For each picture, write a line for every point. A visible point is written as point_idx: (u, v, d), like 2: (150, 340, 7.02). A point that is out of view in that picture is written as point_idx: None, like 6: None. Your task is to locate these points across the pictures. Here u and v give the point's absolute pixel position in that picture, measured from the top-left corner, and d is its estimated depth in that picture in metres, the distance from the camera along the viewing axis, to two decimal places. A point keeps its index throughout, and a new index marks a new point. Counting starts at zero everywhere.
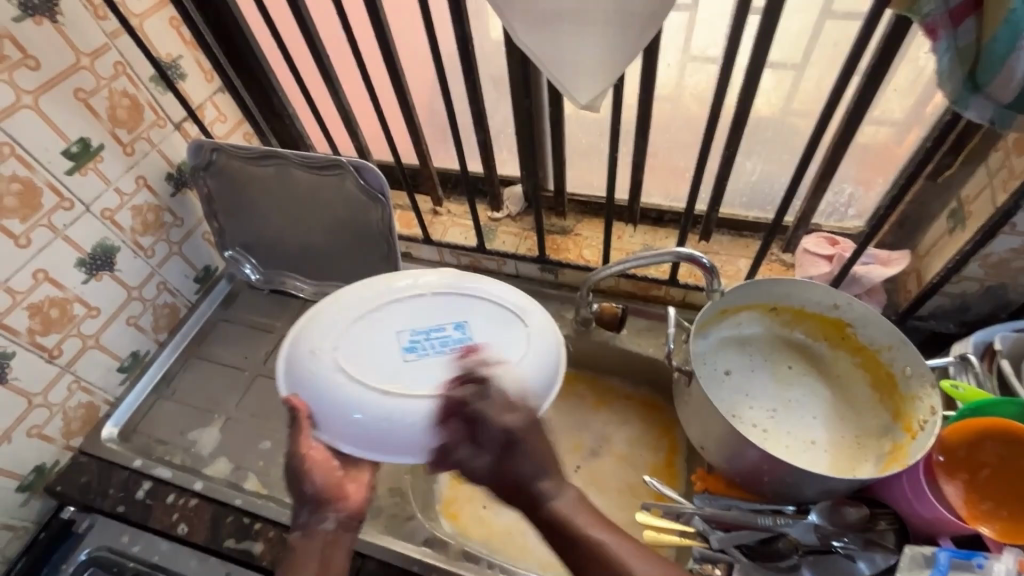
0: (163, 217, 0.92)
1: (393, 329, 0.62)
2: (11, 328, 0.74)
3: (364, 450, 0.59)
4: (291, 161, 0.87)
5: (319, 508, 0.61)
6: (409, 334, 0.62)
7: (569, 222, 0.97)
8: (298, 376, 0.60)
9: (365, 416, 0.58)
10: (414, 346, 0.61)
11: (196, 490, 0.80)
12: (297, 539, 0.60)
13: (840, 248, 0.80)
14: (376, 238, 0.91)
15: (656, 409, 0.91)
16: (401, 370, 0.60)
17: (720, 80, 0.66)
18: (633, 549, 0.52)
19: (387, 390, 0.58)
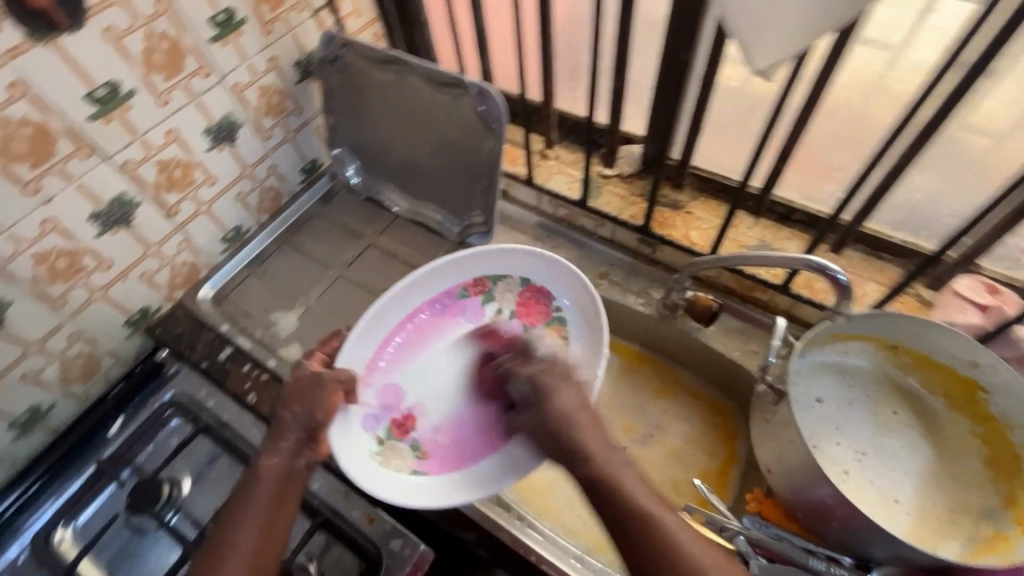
0: (285, 102, 0.94)
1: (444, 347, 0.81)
2: (141, 179, 0.79)
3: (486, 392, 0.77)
4: (418, 72, 0.86)
5: (308, 445, 0.64)
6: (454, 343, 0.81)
7: (683, 197, 0.90)
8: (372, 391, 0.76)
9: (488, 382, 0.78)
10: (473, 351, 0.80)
11: (269, 367, 0.86)
12: (265, 469, 0.60)
13: (1001, 300, 0.67)
14: (481, 170, 0.89)
15: (723, 414, 0.86)
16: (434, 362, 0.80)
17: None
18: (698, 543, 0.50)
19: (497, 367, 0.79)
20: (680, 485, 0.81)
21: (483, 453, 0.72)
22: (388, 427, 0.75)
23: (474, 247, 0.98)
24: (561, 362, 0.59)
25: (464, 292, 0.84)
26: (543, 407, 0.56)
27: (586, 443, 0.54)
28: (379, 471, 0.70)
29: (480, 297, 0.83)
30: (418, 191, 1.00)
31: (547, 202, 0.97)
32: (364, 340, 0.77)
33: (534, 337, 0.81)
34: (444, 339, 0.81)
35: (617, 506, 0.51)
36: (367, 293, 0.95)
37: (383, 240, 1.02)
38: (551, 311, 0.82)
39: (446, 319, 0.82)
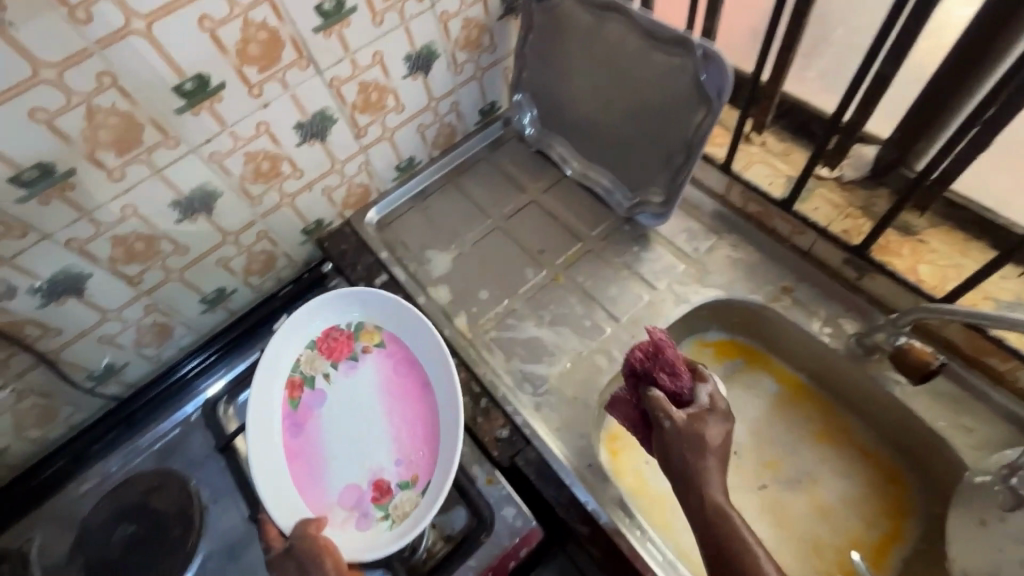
0: (482, 38, 0.90)
1: (325, 427, 0.78)
2: (343, 97, 0.81)
3: (406, 403, 0.78)
4: (640, 26, 0.77)
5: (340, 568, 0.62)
6: (332, 422, 0.78)
7: (920, 222, 0.75)
8: (317, 494, 0.74)
9: (383, 399, 0.79)
10: (347, 404, 0.79)
11: (417, 303, 0.88)
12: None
13: None
14: (676, 144, 0.79)
15: (896, 482, 0.74)
16: (340, 432, 0.77)
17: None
18: None
19: (365, 387, 0.80)
20: (823, 547, 0.71)
21: (436, 442, 0.74)
22: (376, 504, 0.73)
23: (642, 227, 0.90)
24: (720, 414, 0.61)
25: (294, 402, 0.79)
26: (694, 451, 0.59)
27: (709, 484, 0.58)
28: (401, 528, 0.70)
29: (300, 395, 0.79)
30: (593, 154, 0.93)
31: (738, 193, 0.85)
32: (272, 477, 0.73)
33: (363, 349, 0.82)
34: (321, 425, 0.78)
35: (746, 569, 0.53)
36: (521, 250, 0.92)
37: (547, 199, 0.97)
38: (351, 338, 0.82)
39: (307, 424, 0.78)
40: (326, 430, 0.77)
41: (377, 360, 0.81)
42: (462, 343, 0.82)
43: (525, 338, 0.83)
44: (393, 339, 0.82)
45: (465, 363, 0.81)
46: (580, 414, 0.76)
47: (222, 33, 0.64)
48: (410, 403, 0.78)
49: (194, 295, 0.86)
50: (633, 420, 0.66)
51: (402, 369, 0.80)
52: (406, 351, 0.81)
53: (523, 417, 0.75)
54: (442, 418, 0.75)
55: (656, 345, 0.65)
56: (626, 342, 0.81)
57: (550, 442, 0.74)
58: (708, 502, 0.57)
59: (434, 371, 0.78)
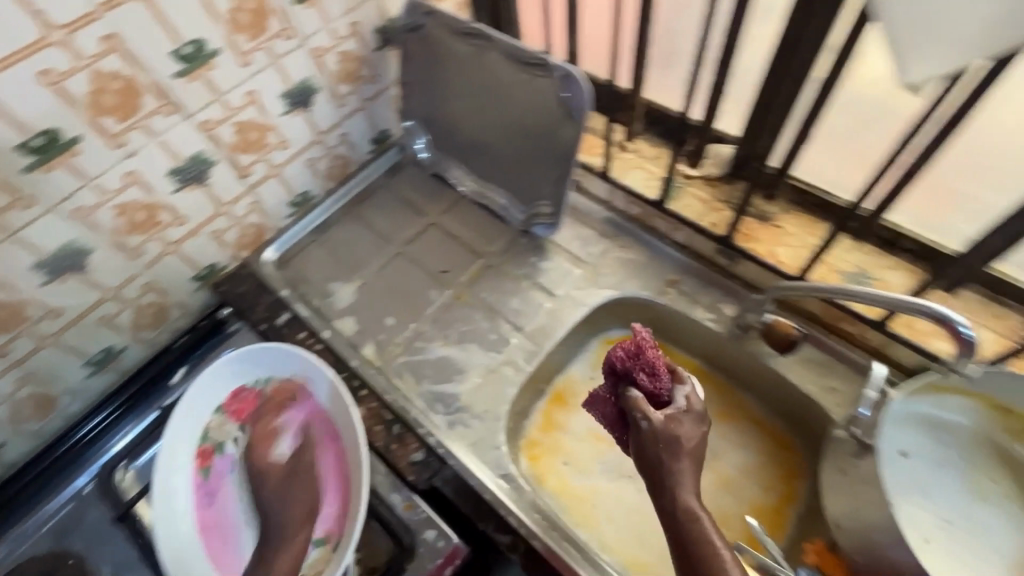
0: (362, 70, 0.92)
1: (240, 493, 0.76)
2: (219, 139, 0.79)
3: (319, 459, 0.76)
4: (503, 51, 0.81)
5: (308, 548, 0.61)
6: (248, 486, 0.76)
7: (774, 209, 0.83)
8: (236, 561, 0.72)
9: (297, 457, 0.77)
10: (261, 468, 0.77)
11: (323, 338, 0.87)
12: None
13: None
14: (555, 157, 0.84)
15: (786, 447, 0.80)
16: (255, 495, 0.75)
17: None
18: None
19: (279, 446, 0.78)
20: (729, 517, 0.76)
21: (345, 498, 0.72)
22: None
23: (538, 238, 0.94)
24: (694, 413, 0.60)
25: (205, 473, 0.76)
26: (669, 453, 0.58)
27: (683, 485, 0.57)
28: None
29: (210, 465, 0.77)
30: (485, 172, 0.96)
31: (620, 198, 0.91)
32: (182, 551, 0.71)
33: (270, 406, 0.80)
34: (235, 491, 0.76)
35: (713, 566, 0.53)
36: (425, 273, 0.93)
37: (447, 221, 0.99)
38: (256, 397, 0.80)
39: (219, 493, 0.76)
40: (238, 500, 0.75)
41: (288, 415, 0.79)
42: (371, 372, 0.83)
43: (434, 359, 0.84)
44: (300, 392, 0.79)
45: (375, 392, 0.81)
46: (492, 427, 0.77)
47: (68, 86, 0.62)
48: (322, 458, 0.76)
49: (76, 360, 0.81)
50: (611, 420, 0.64)
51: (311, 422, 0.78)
52: (313, 403, 0.79)
53: (437, 437, 0.76)
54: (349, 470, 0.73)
55: (638, 344, 0.63)
56: (532, 351, 0.84)
57: (465, 459, 0.75)
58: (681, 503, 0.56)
59: (340, 421, 0.76)
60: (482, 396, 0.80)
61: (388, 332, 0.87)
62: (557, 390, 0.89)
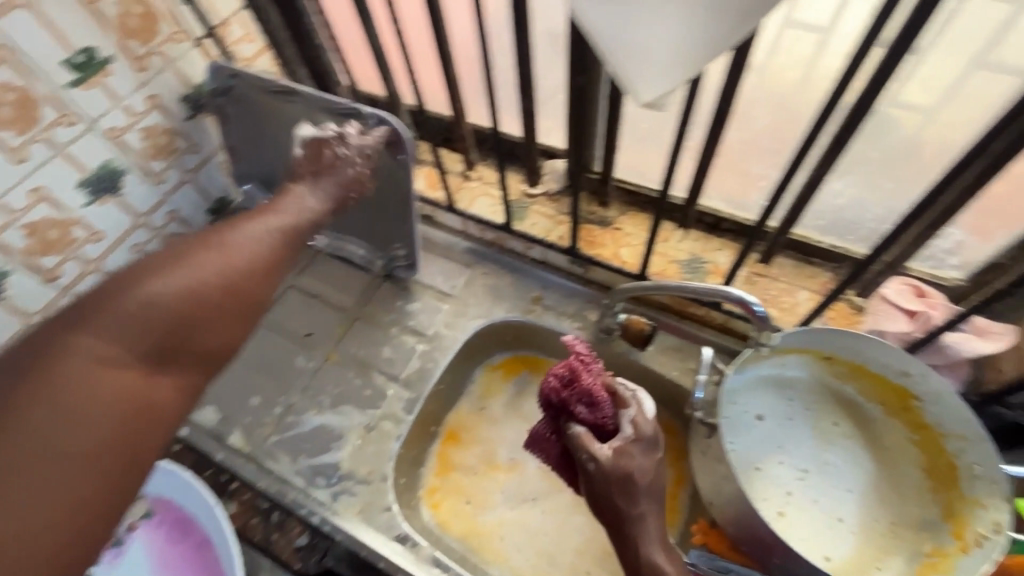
0: (176, 142, 0.86)
1: None
2: (7, 247, 0.71)
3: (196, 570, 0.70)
4: (314, 104, 0.78)
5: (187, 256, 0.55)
6: None
7: (611, 213, 0.86)
8: None
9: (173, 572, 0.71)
10: None
11: (180, 436, 0.79)
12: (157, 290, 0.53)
13: (928, 304, 0.65)
14: (393, 201, 0.82)
15: (672, 434, 0.82)
16: None
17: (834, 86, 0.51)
18: None
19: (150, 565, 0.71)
20: None
21: None
22: None
23: (401, 279, 0.92)
24: (643, 442, 0.59)
25: None
26: (623, 493, 0.57)
27: (639, 523, 0.57)
28: None
29: None
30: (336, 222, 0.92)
31: (473, 227, 0.92)
32: None
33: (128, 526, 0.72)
34: None
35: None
36: (287, 340, 0.88)
37: (304, 281, 0.93)
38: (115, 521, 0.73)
39: None
40: None
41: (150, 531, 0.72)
42: (238, 461, 0.76)
43: (308, 431, 0.79)
44: (158, 502, 0.72)
45: (247, 482, 0.75)
46: (379, 488, 0.74)
47: None
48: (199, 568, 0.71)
49: None
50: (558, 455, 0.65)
51: (178, 532, 0.72)
52: (175, 511, 0.72)
53: (321, 515, 0.72)
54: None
55: (574, 374, 0.62)
56: (410, 398, 0.82)
57: (355, 529, 0.71)
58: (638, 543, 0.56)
59: (208, 525, 0.70)
60: (365, 457, 0.77)
61: (254, 414, 0.81)
62: (448, 429, 0.87)
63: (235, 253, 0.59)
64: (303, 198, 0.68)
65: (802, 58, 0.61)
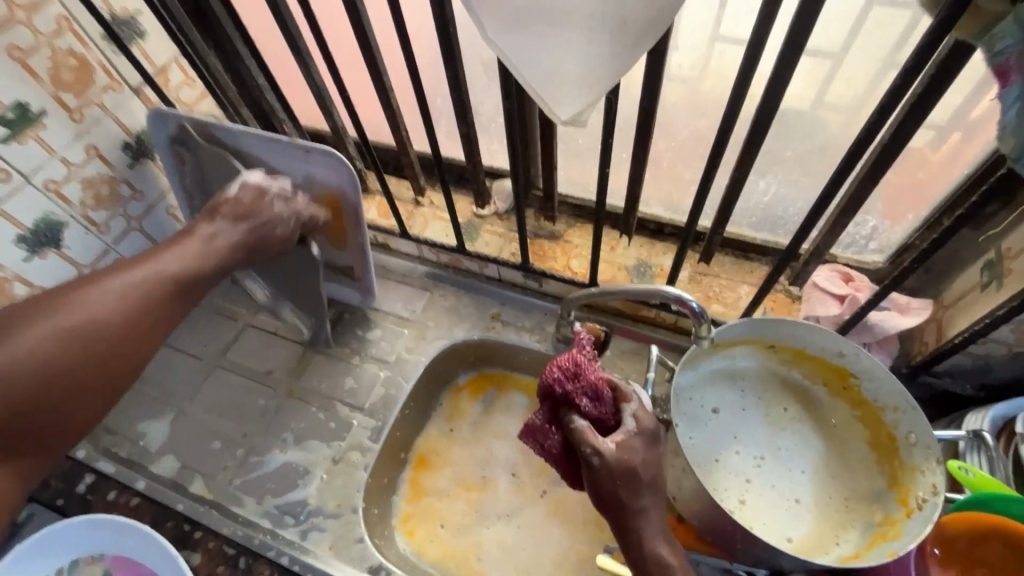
0: (119, 190, 0.85)
1: None
2: None
3: None
4: (256, 143, 0.80)
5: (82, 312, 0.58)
6: None
7: (560, 226, 0.89)
8: None
9: None
10: None
11: (138, 489, 0.76)
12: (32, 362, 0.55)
13: (854, 287, 0.71)
14: (348, 229, 0.83)
15: None
16: None
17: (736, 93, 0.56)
18: None
19: None
20: (602, 520, 0.79)
21: None
22: None
23: (359, 309, 0.92)
24: (645, 432, 0.54)
25: None
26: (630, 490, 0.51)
27: (642, 520, 0.51)
28: None
29: None
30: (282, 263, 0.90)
31: (427, 251, 0.94)
32: None
33: None
34: None
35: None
36: (246, 379, 0.87)
37: (261, 319, 0.93)
38: None
39: None
40: None
41: None
42: (201, 510, 0.74)
43: (273, 470, 0.78)
44: (116, 562, 0.70)
45: (211, 530, 0.73)
46: (350, 520, 0.73)
47: None
48: None
49: None
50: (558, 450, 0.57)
51: None
52: (136, 568, 0.70)
53: (290, 555, 0.71)
54: None
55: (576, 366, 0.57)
56: (376, 426, 0.81)
57: (327, 565, 0.70)
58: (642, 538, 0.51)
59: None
60: (333, 490, 0.76)
61: (216, 458, 0.79)
62: (418, 454, 0.87)
63: (99, 307, 0.59)
64: (214, 236, 0.69)
65: None
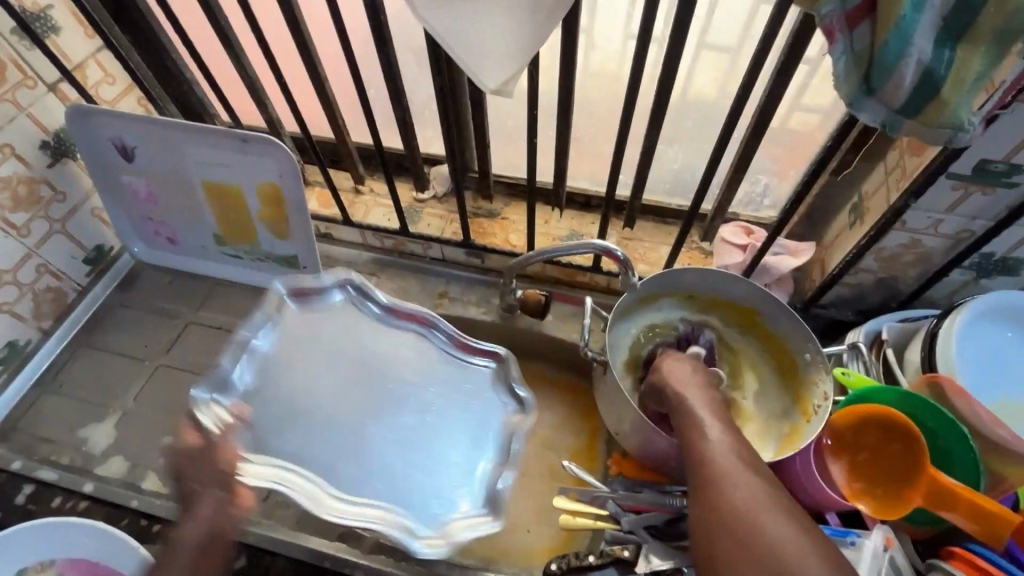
0: (39, 191, 0.82)
1: None
2: None
3: None
4: (191, 137, 0.81)
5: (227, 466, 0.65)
6: None
7: (496, 205, 0.95)
8: None
9: None
10: None
11: (86, 493, 0.75)
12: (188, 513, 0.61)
13: (754, 238, 0.81)
14: (289, 218, 0.86)
15: (578, 394, 0.90)
16: None
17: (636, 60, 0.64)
18: (759, 494, 0.46)
19: None
20: (556, 470, 0.84)
21: None
22: None
23: None
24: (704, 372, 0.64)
25: None
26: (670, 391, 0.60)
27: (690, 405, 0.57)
28: None
29: None
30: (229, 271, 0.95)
31: (371, 237, 0.97)
32: None
33: None
34: None
35: (717, 487, 0.48)
36: (194, 375, 0.86)
37: (205, 315, 0.93)
38: None
39: None
40: None
41: None
42: (158, 504, 0.74)
43: None
44: (71, 564, 0.70)
45: (172, 522, 0.73)
46: None
47: None
48: None
49: None
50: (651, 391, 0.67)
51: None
52: (91, 568, 0.70)
53: (256, 534, 0.72)
54: None
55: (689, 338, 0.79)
56: None
57: (294, 538, 0.72)
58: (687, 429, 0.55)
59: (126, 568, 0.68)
60: None
61: (169, 454, 0.79)
62: None
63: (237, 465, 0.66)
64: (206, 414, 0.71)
65: None
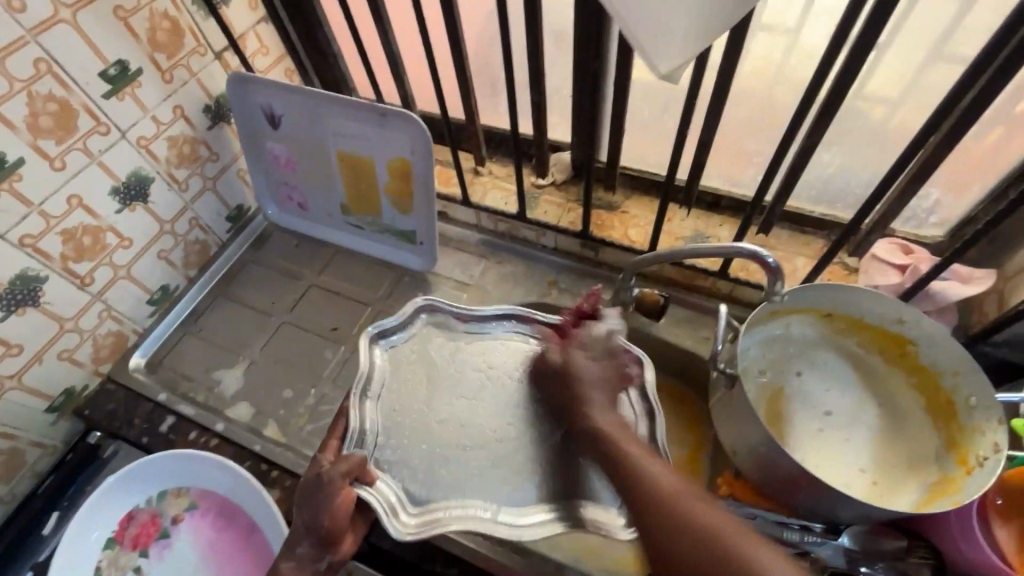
0: (199, 150, 0.89)
1: None
2: (46, 253, 0.74)
3: (241, 549, 0.75)
4: (335, 109, 0.84)
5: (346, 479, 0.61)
6: None
7: (618, 197, 0.92)
8: None
9: (215, 557, 0.75)
10: None
11: (217, 431, 0.82)
12: (303, 512, 0.61)
13: (915, 258, 0.72)
14: (417, 191, 0.87)
15: (685, 400, 0.86)
16: None
17: (836, 41, 0.58)
18: (644, 453, 0.54)
19: (192, 551, 0.76)
20: None
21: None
22: None
23: (419, 272, 0.96)
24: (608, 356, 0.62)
25: None
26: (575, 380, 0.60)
27: (582, 388, 0.60)
28: None
29: None
30: (352, 242, 0.99)
31: (486, 219, 0.97)
32: None
33: (172, 518, 0.77)
34: None
35: (626, 460, 0.53)
36: (314, 335, 0.91)
37: (326, 279, 0.97)
38: (157, 519, 0.77)
39: None
40: None
41: (191, 525, 0.77)
42: (277, 451, 0.80)
43: None
44: (202, 495, 0.77)
45: (287, 470, 0.78)
46: None
47: None
48: (245, 548, 0.75)
49: None
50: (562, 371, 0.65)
51: (222, 518, 0.77)
52: (219, 502, 0.77)
53: None
54: (270, 551, 0.73)
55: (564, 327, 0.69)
56: None
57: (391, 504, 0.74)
58: (597, 434, 0.56)
59: (252, 505, 0.75)
60: None
61: (288, 406, 0.84)
62: None
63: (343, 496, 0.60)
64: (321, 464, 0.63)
65: (790, 39, 0.68)
